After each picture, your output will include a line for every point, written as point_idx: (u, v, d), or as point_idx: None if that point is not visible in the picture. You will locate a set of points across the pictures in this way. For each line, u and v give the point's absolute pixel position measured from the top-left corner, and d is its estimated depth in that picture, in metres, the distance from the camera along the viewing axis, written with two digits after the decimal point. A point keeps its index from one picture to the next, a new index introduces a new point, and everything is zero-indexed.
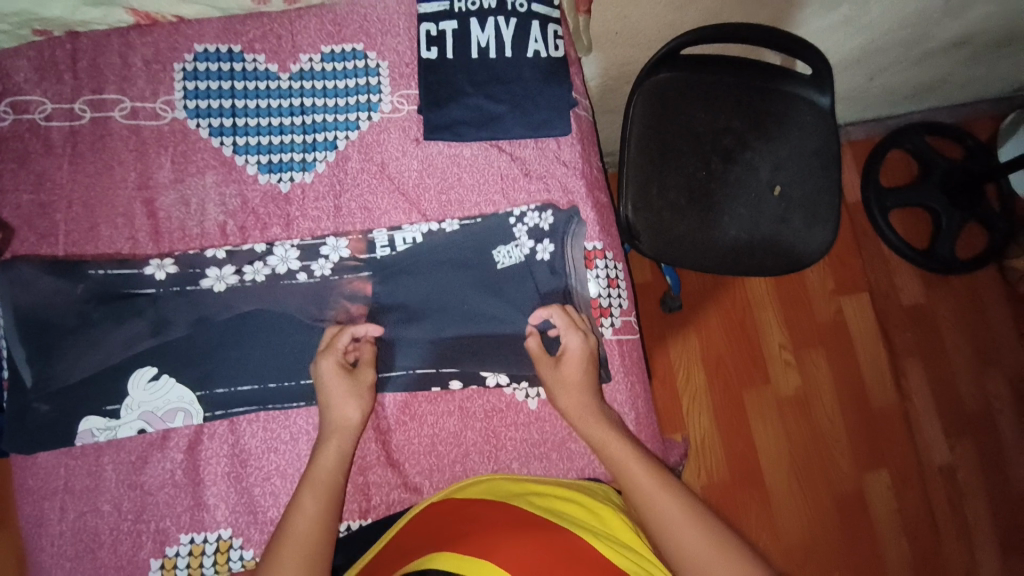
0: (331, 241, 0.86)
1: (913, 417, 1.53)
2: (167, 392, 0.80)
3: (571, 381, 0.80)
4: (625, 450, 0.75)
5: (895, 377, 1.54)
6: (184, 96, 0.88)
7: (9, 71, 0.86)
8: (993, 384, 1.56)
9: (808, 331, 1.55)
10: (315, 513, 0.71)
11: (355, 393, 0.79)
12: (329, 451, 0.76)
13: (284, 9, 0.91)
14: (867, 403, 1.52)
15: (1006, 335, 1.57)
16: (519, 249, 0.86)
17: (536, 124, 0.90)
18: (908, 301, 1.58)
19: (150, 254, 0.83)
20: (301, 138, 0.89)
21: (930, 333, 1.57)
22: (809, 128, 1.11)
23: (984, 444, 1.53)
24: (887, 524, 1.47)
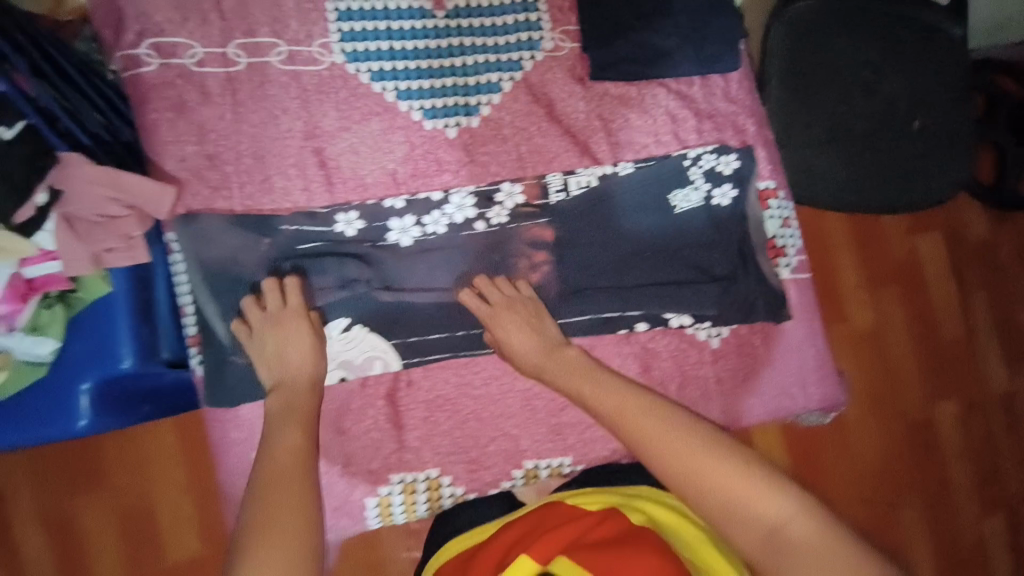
0: (506, 187, 0.84)
1: (978, 348, 1.58)
2: (363, 342, 0.82)
3: (521, 335, 0.78)
4: (630, 409, 0.70)
5: (962, 313, 1.57)
6: (339, 38, 0.82)
7: (145, 8, 0.78)
8: None
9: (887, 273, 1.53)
10: (295, 442, 0.68)
11: (298, 343, 0.75)
12: (297, 398, 0.72)
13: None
14: (938, 338, 1.55)
15: None
16: (697, 192, 0.85)
17: (704, 59, 0.87)
18: (976, 238, 1.59)
19: (331, 207, 0.82)
20: (463, 81, 0.85)
21: (1002, 269, 1.60)
22: (948, 59, 1.12)
23: None
24: (952, 447, 1.54)
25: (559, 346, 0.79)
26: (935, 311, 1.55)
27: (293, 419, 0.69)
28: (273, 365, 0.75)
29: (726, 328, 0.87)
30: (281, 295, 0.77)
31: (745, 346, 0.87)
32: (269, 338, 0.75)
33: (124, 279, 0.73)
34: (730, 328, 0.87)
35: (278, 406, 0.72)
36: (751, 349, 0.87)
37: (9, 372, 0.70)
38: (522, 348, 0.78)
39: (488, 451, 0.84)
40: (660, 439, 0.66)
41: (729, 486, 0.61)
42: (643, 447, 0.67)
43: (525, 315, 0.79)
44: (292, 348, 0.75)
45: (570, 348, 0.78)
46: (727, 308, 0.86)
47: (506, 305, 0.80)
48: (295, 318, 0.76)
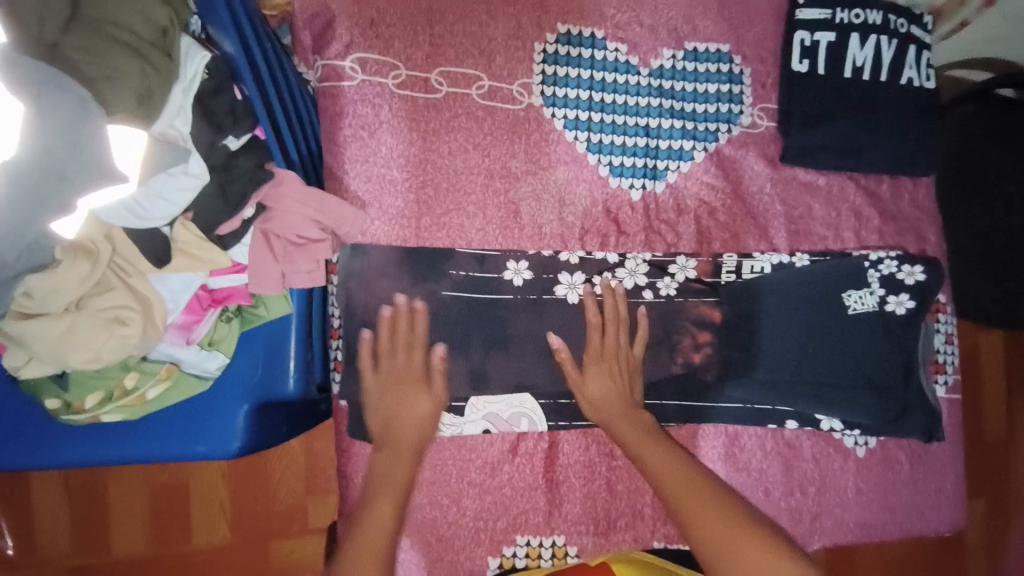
0: (680, 260, 0.81)
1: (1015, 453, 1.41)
2: (512, 395, 0.78)
3: (603, 387, 0.76)
4: (641, 439, 0.73)
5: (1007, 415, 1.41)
6: (542, 80, 0.81)
7: (361, 23, 0.77)
8: None
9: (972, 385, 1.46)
10: (385, 519, 0.68)
11: (411, 410, 0.74)
12: (397, 464, 0.72)
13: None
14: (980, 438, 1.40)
15: None
16: (872, 297, 0.81)
17: (901, 161, 0.85)
18: None
19: (502, 252, 0.79)
20: (654, 143, 0.82)
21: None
22: None
23: None
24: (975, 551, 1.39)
25: (635, 406, 0.77)
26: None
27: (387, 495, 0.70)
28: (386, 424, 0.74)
29: (873, 439, 0.83)
30: (404, 352, 0.75)
31: (891, 461, 0.84)
32: (383, 402, 0.74)
33: (300, 300, 0.70)
34: (877, 440, 0.84)
35: (379, 468, 0.72)
36: (898, 464, 0.84)
37: (173, 383, 0.66)
38: (599, 399, 0.75)
39: (619, 526, 0.80)
40: (663, 477, 0.70)
41: (717, 518, 0.66)
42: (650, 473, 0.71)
43: (623, 371, 0.77)
44: (403, 411, 0.74)
45: (645, 412, 0.77)
46: (879, 420, 0.82)
47: (613, 354, 0.77)
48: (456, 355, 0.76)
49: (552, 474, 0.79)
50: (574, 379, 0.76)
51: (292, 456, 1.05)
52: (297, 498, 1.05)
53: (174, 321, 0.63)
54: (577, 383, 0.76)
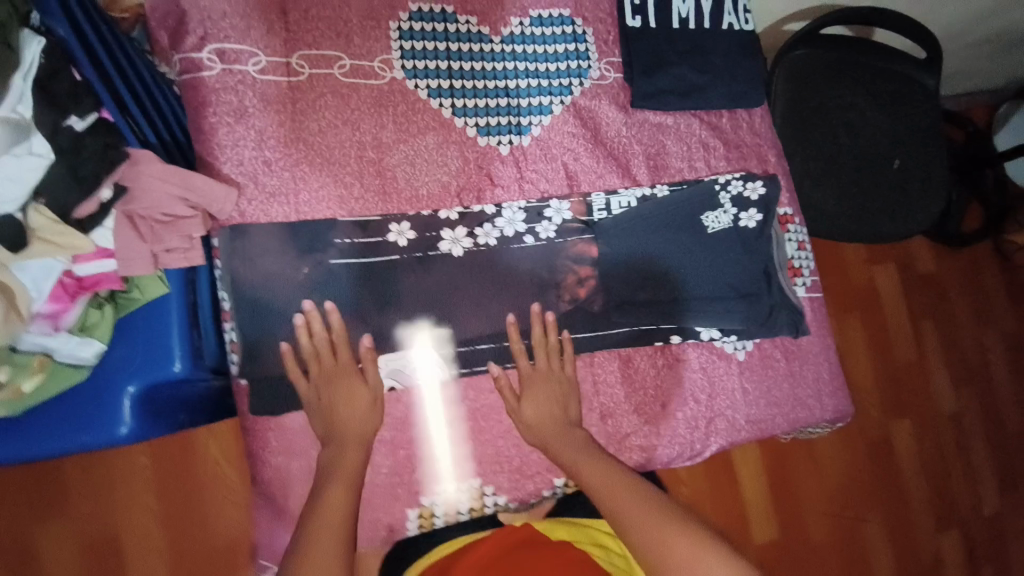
0: (554, 203, 0.88)
1: (925, 368, 2.08)
2: (413, 349, 0.81)
3: (538, 408, 0.81)
4: (586, 463, 0.76)
5: (912, 338, 2.08)
6: (400, 56, 0.86)
7: (215, 17, 0.80)
8: (920, 339, 2.09)
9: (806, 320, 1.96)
10: (342, 508, 0.69)
11: (358, 408, 0.76)
12: (345, 453, 0.74)
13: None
14: (891, 359, 2.04)
15: (957, 298, 2.18)
16: (726, 215, 0.91)
17: (735, 95, 0.95)
18: (924, 269, 2.14)
19: (383, 216, 0.83)
20: (515, 102, 0.89)
21: (896, 302, 2.08)
22: (922, 106, 1.25)
23: (957, 379, 2.13)
24: (920, 441, 2.04)
25: (570, 425, 0.81)
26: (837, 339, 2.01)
27: (341, 480, 0.71)
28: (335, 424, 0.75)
29: (750, 342, 0.92)
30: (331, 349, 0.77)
31: (769, 359, 0.92)
32: (324, 400, 0.76)
33: (178, 280, 0.73)
34: (754, 342, 0.92)
35: (327, 461, 0.73)
36: (775, 363, 0.92)
37: (48, 374, 0.67)
38: (535, 420, 0.80)
39: (531, 460, 0.83)
40: (614, 494, 0.73)
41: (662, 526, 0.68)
42: (603, 504, 0.73)
43: (556, 387, 0.82)
44: (341, 406, 0.75)
45: (580, 429, 0.81)
46: (752, 323, 0.91)
47: (556, 348, 0.84)
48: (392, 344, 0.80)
49: (460, 420, 0.82)
50: (512, 406, 0.81)
51: (230, 484, 1.10)
52: (236, 535, 1.09)
53: (39, 310, 0.64)
54: (512, 403, 0.82)
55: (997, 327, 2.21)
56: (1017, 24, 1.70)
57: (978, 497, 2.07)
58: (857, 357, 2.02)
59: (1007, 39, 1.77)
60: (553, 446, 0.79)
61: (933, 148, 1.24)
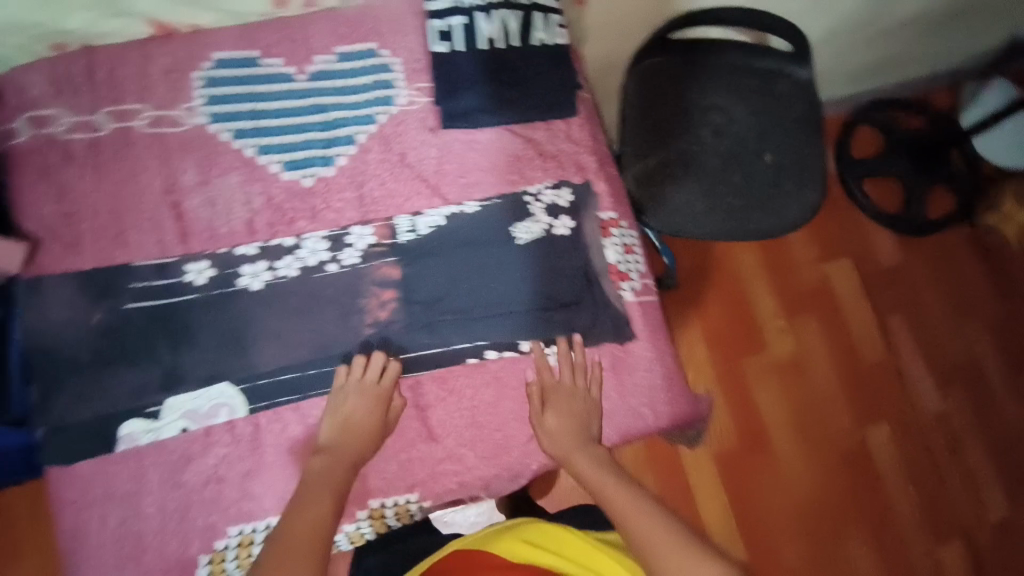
0: (356, 230, 0.88)
1: (902, 368, 1.81)
2: (209, 386, 0.82)
3: (560, 415, 0.84)
4: (599, 471, 0.79)
5: (882, 333, 1.83)
6: (204, 102, 0.90)
7: (28, 88, 0.88)
8: (892, 336, 1.83)
9: (743, 337, 1.79)
10: (320, 513, 0.71)
11: (361, 420, 0.80)
12: (336, 466, 0.77)
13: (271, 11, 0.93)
14: (859, 360, 1.80)
15: (978, 285, 1.89)
16: (536, 226, 0.90)
17: (545, 107, 0.95)
18: (887, 261, 1.89)
19: (182, 257, 0.85)
20: (321, 135, 0.91)
21: (855, 301, 1.85)
22: (792, 97, 1.19)
23: (975, 391, 1.81)
24: (905, 452, 1.74)
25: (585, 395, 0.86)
26: (785, 352, 1.78)
27: (327, 491, 0.73)
28: (330, 433, 0.79)
29: (576, 353, 0.88)
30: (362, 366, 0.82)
31: (596, 370, 0.88)
32: (339, 410, 0.80)
33: None
34: (580, 354, 0.88)
35: (317, 471, 0.76)
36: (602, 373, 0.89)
37: None
38: (557, 429, 0.83)
39: None
40: (619, 501, 0.75)
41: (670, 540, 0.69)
42: (611, 509, 0.75)
43: (578, 399, 0.85)
44: (356, 420, 0.80)
45: (602, 447, 0.83)
46: (573, 333, 0.89)
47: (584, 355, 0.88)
48: (392, 373, 0.82)
49: (259, 456, 0.81)
50: (535, 415, 0.84)
51: None
52: None
53: None
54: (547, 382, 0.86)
55: (986, 313, 1.87)
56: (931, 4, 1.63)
57: (987, 510, 1.71)
58: (817, 366, 1.79)
59: (927, 21, 1.70)
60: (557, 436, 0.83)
61: (809, 138, 1.18)
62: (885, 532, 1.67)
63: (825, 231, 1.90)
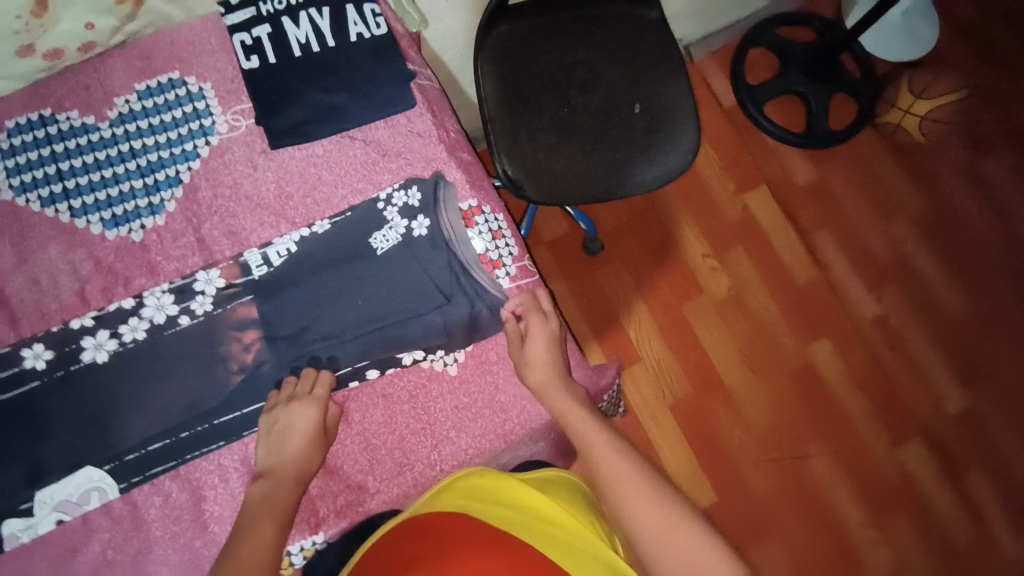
0: (202, 274, 0.83)
1: (835, 283, 1.83)
2: (74, 473, 0.76)
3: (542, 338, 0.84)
4: (589, 427, 0.78)
5: (810, 254, 1.85)
6: (6, 174, 0.83)
7: None
8: (820, 255, 1.85)
9: (679, 284, 1.80)
10: (267, 539, 0.70)
11: (299, 440, 0.76)
12: (279, 490, 0.75)
13: (44, 66, 0.85)
14: (793, 284, 1.82)
15: (897, 184, 1.91)
16: (394, 231, 0.86)
17: (379, 105, 0.90)
18: (803, 181, 1.90)
19: (14, 344, 0.79)
20: (141, 183, 0.85)
21: (780, 226, 1.85)
22: (651, 40, 1.16)
23: (907, 288, 1.85)
24: (852, 363, 1.78)
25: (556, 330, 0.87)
26: (723, 290, 1.79)
27: (270, 515, 0.73)
28: (269, 456, 0.77)
29: (461, 353, 0.85)
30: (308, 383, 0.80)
31: (485, 364, 0.85)
32: (279, 427, 0.78)
33: None
34: (465, 352, 0.85)
35: (259, 498, 0.74)
36: (494, 365, 0.85)
37: None
38: (540, 381, 0.81)
39: None
40: (603, 462, 0.74)
41: (646, 499, 0.70)
42: (593, 463, 0.75)
43: (551, 346, 0.84)
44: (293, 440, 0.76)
45: (580, 388, 0.85)
46: (454, 333, 0.84)
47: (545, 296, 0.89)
48: (322, 392, 0.79)
49: (146, 532, 0.76)
50: (518, 354, 0.83)
51: None
52: None
53: None
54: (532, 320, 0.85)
55: (905, 212, 1.90)
56: None
57: (936, 398, 1.77)
58: (756, 297, 1.80)
59: None
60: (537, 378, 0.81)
61: (674, 78, 1.14)
62: (846, 444, 1.71)
63: (738, 162, 1.89)
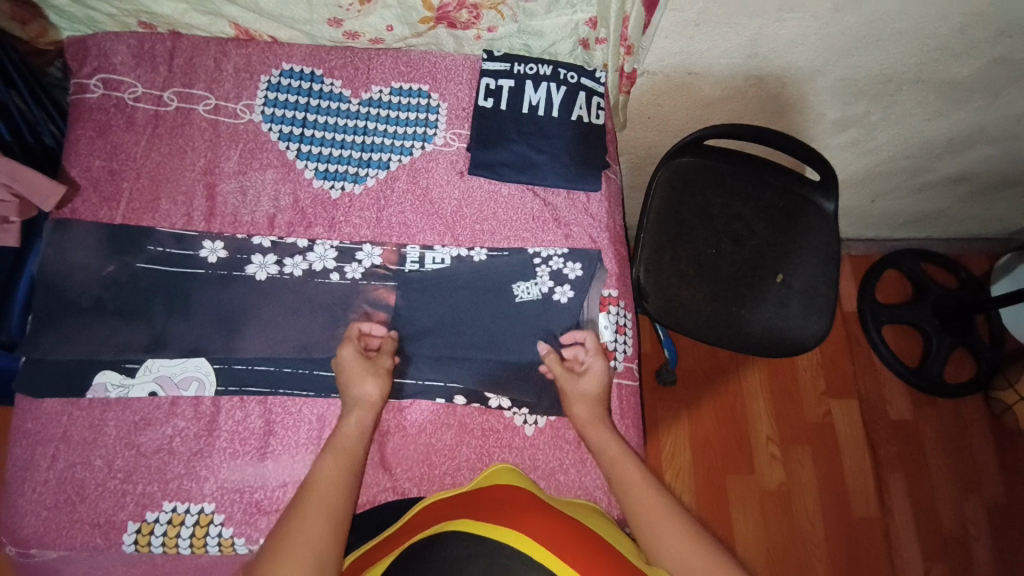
0: (367, 248, 0.93)
1: (891, 528, 1.68)
2: (187, 359, 0.84)
3: (590, 408, 0.83)
4: (620, 458, 0.77)
5: (877, 489, 1.72)
6: (263, 102, 0.99)
7: (125, 59, 0.98)
8: (887, 492, 1.72)
9: (734, 453, 1.71)
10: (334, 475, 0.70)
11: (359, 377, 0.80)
12: (343, 426, 0.76)
13: (338, 41, 1.03)
14: (847, 509, 1.68)
15: (987, 464, 1.77)
16: (537, 287, 0.94)
17: (570, 177, 1.00)
18: (895, 415, 1.80)
19: (200, 233, 0.90)
20: (358, 155, 0.98)
21: (856, 447, 1.75)
22: (814, 227, 1.22)
23: (960, 567, 1.67)
24: None
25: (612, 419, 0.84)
26: (776, 484, 1.69)
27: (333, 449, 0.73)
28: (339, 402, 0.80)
29: (542, 418, 0.88)
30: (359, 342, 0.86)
31: (560, 439, 0.87)
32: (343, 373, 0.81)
33: None
34: (546, 419, 0.88)
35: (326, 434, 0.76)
36: (567, 443, 0.87)
37: None
38: (589, 418, 0.81)
39: (274, 496, 0.80)
40: (644, 506, 0.72)
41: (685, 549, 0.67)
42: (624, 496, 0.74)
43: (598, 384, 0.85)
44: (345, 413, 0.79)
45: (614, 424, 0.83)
46: (545, 397, 0.89)
47: (565, 371, 0.87)
48: (387, 364, 0.83)
49: (212, 437, 0.81)
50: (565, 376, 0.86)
51: None
52: None
53: None
54: (585, 421, 0.82)
55: (985, 496, 1.74)
56: (987, 171, 1.61)
57: None
58: (805, 505, 1.68)
59: (979, 184, 1.68)
60: (629, 488, 0.74)
61: (823, 271, 1.20)
62: None
63: (836, 364, 1.83)
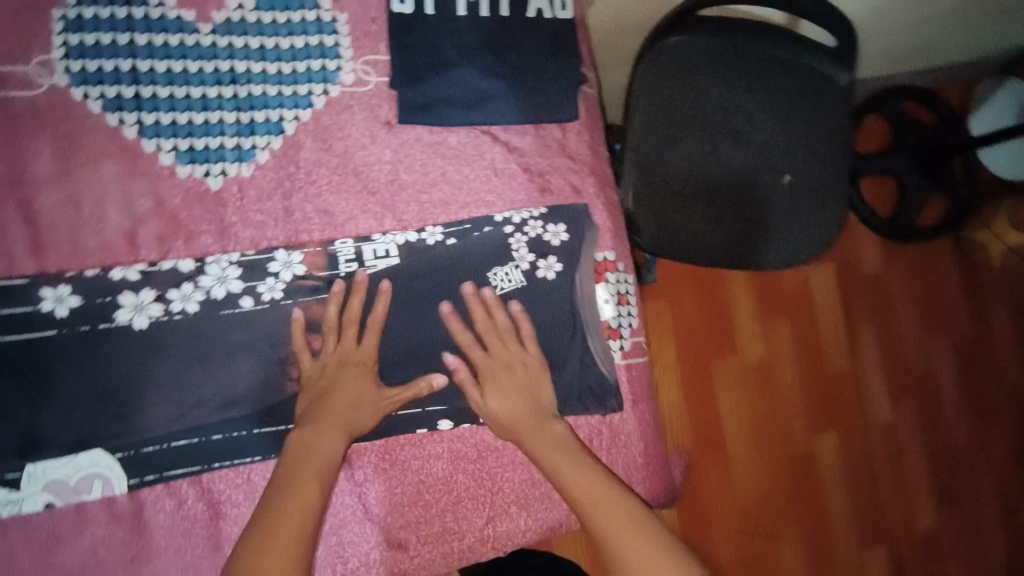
0: (280, 254, 0.68)
1: (863, 382, 1.45)
2: (77, 455, 0.63)
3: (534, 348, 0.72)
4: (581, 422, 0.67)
5: (849, 343, 1.46)
6: (65, 54, 0.65)
7: None
8: (863, 344, 1.47)
9: (712, 333, 1.41)
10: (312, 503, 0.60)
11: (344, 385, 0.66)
12: (323, 439, 0.64)
13: None
14: (823, 367, 1.44)
15: (957, 301, 1.51)
16: (517, 270, 0.73)
17: (537, 108, 0.74)
18: (869, 269, 1.48)
19: (34, 278, 0.63)
20: (232, 116, 0.68)
21: (832, 307, 1.46)
22: (829, 109, 0.98)
23: (927, 408, 1.47)
24: (862, 472, 1.42)
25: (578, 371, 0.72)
26: (756, 358, 1.41)
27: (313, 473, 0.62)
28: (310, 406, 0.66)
29: None
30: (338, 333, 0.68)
31: None
32: (325, 380, 0.66)
33: None
34: None
35: (300, 442, 0.64)
36: None
37: None
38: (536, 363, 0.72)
39: None
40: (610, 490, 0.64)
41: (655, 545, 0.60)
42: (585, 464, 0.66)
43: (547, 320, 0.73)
44: (342, 394, 0.66)
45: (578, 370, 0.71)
46: (551, 402, 0.73)
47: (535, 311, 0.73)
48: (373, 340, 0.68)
49: (145, 538, 0.64)
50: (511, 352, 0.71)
51: None
52: None
53: None
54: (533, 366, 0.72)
55: (953, 335, 1.49)
56: None
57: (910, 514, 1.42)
58: (787, 374, 1.42)
59: None
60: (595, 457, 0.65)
61: (836, 158, 1.00)
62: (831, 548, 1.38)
63: None
